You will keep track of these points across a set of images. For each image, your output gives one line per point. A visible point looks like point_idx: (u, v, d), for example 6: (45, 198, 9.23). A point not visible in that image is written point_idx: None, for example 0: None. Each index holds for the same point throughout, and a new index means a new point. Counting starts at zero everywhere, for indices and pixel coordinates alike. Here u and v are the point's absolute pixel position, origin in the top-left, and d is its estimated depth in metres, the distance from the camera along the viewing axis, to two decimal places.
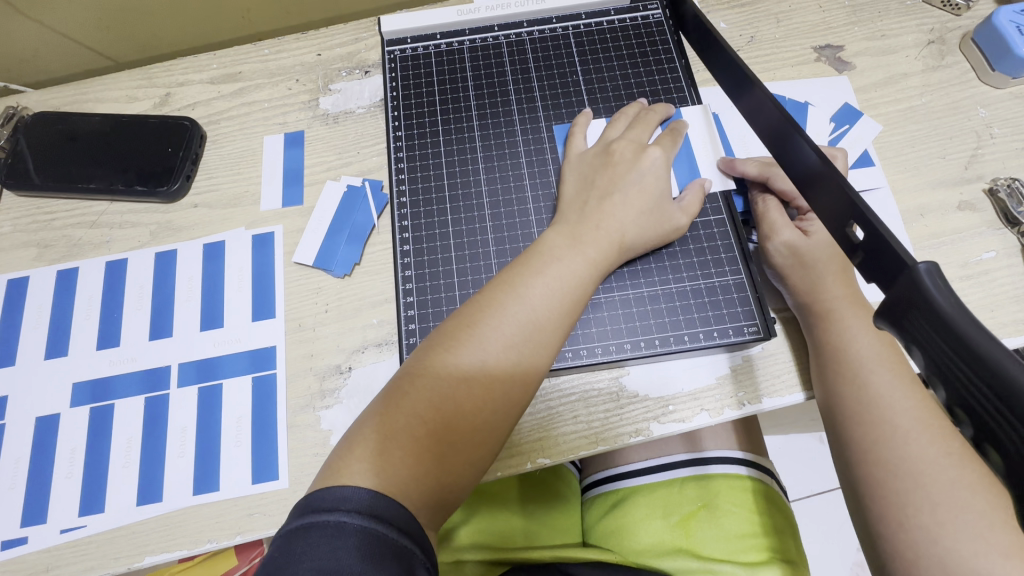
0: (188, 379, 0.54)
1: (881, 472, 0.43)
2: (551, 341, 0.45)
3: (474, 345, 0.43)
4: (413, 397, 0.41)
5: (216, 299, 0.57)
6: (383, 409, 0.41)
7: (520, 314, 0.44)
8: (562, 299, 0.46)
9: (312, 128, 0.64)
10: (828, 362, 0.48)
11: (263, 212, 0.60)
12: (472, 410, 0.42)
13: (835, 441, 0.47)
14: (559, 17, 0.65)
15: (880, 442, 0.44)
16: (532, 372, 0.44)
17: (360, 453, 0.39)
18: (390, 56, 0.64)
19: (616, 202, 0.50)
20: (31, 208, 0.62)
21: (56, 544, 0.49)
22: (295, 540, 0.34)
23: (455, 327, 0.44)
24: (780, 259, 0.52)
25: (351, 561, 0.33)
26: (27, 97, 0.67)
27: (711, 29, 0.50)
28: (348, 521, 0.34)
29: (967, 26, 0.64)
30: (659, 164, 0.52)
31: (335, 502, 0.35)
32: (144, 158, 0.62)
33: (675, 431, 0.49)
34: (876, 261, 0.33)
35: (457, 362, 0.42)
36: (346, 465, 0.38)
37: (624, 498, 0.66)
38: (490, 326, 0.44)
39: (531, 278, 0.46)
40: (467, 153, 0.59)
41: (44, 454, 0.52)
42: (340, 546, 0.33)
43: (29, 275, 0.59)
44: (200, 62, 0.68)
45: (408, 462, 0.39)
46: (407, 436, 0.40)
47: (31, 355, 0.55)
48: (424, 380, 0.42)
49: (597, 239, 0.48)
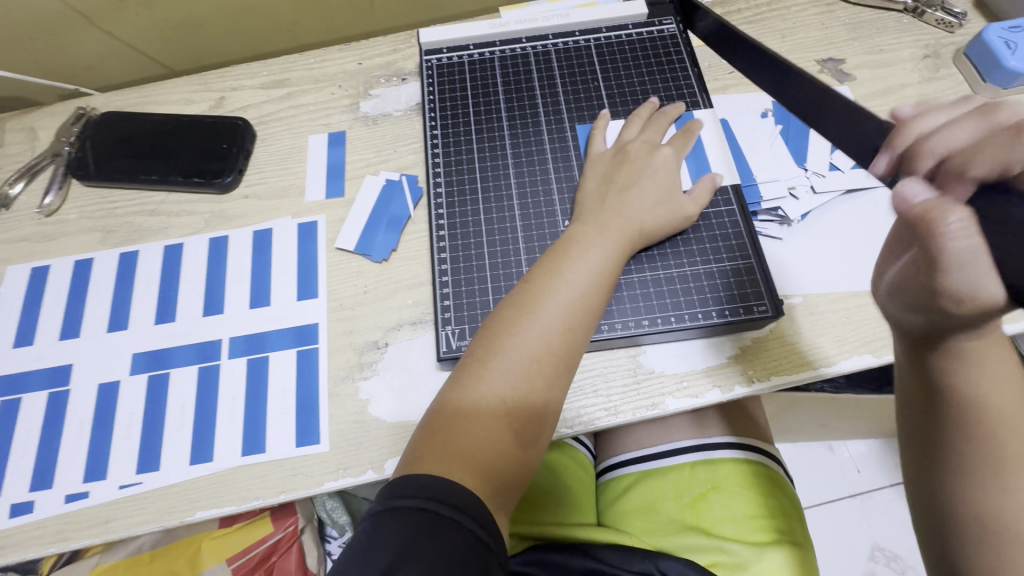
0: (237, 352, 0.58)
1: (1002, 543, 0.39)
2: (595, 317, 0.50)
3: (530, 327, 0.47)
4: (482, 383, 0.45)
5: (265, 281, 0.62)
6: (458, 395, 0.46)
7: (569, 295, 0.49)
8: (602, 283, 0.50)
9: (353, 129, 0.69)
10: (955, 400, 0.41)
11: (308, 204, 0.65)
12: (537, 384, 0.46)
13: (926, 483, 0.43)
14: (582, 30, 0.71)
15: (992, 503, 0.40)
16: (579, 347, 0.49)
17: (442, 442, 0.43)
18: (428, 63, 0.70)
19: (634, 195, 0.55)
20: (95, 197, 0.68)
21: (115, 499, 0.53)
22: (379, 524, 0.38)
23: (509, 315, 0.48)
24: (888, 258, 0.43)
25: (431, 545, 0.36)
26: (95, 99, 0.74)
27: (730, 27, 0.57)
28: (427, 509, 0.38)
29: (960, 42, 0.69)
30: (671, 162, 0.58)
31: (415, 489, 0.39)
32: (201, 154, 0.68)
33: (688, 405, 0.53)
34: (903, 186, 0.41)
35: (519, 344, 0.46)
36: (429, 452, 0.43)
37: (637, 481, 0.69)
38: (543, 308, 0.48)
39: (572, 261, 0.50)
40: (498, 150, 0.65)
41: (105, 418, 0.56)
42: (408, 527, 0.37)
43: (94, 257, 0.64)
44: (252, 69, 0.75)
45: (490, 441, 0.44)
46: (482, 419, 0.44)
47: (96, 328, 0.60)
48: (490, 366, 0.46)
49: (621, 226, 0.53)
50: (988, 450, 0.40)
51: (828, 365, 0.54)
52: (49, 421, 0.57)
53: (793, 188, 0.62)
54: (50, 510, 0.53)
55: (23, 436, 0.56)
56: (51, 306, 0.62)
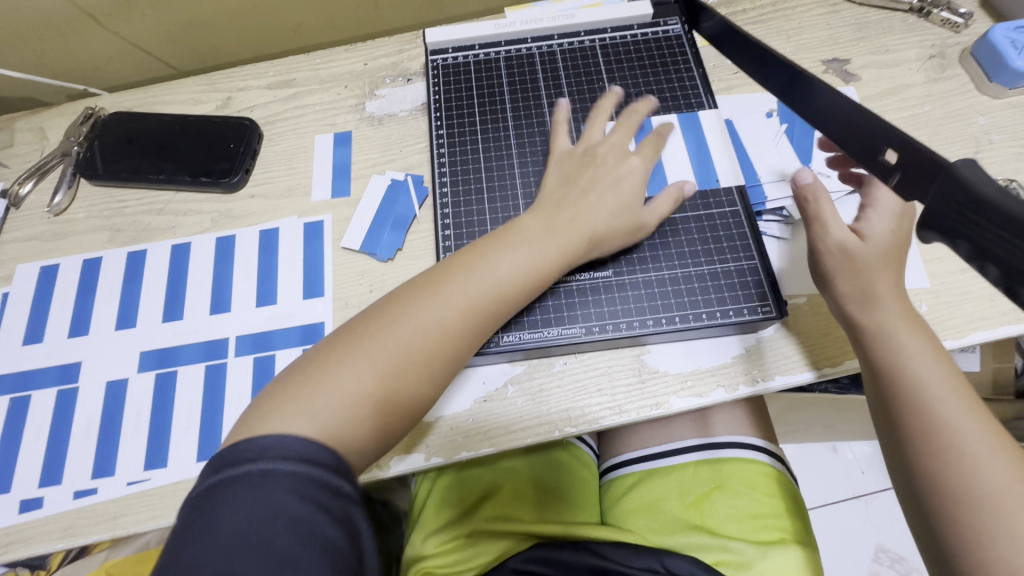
0: (244, 349, 0.59)
1: (959, 501, 0.42)
2: (505, 306, 0.50)
3: (433, 306, 0.47)
4: (369, 346, 0.45)
5: (271, 280, 0.62)
6: (337, 357, 0.45)
7: (484, 285, 0.49)
8: (525, 272, 0.50)
9: (359, 129, 0.70)
10: (886, 380, 0.48)
11: (314, 203, 0.66)
12: (420, 368, 0.46)
13: (892, 461, 0.48)
14: (587, 30, 0.72)
15: (945, 467, 0.43)
16: (477, 334, 0.49)
17: (308, 390, 0.43)
18: (433, 63, 0.71)
19: (592, 201, 0.55)
20: (104, 196, 0.68)
21: (124, 495, 0.53)
22: (221, 492, 0.37)
23: (422, 286, 0.49)
24: (833, 259, 0.52)
25: (286, 499, 0.36)
26: (104, 99, 0.75)
27: (751, 39, 0.54)
28: (274, 468, 0.37)
29: (966, 42, 0.69)
30: (637, 172, 0.57)
31: (263, 450, 0.38)
32: (208, 154, 0.68)
33: (693, 405, 0.53)
34: (909, 180, 0.39)
35: (414, 321, 0.46)
36: (293, 399, 0.42)
37: (640, 481, 0.70)
38: (451, 292, 0.48)
39: (502, 252, 0.51)
40: (503, 149, 0.65)
41: (113, 415, 0.57)
42: (286, 490, 0.37)
43: (103, 255, 0.65)
44: (259, 70, 0.76)
45: (354, 409, 0.43)
46: (359, 380, 0.44)
47: (104, 326, 0.61)
48: (377, 336, 0.45)
49: (570, 231, 0.53)
50: (921, 420, 0.45)
51: (835, 365, 0.54)
52: (58, 418, 0.57)
53: None
54: (60, 506, 0.53)
55: (32, 432, 0.57)
56: (60, 304, 0.63)
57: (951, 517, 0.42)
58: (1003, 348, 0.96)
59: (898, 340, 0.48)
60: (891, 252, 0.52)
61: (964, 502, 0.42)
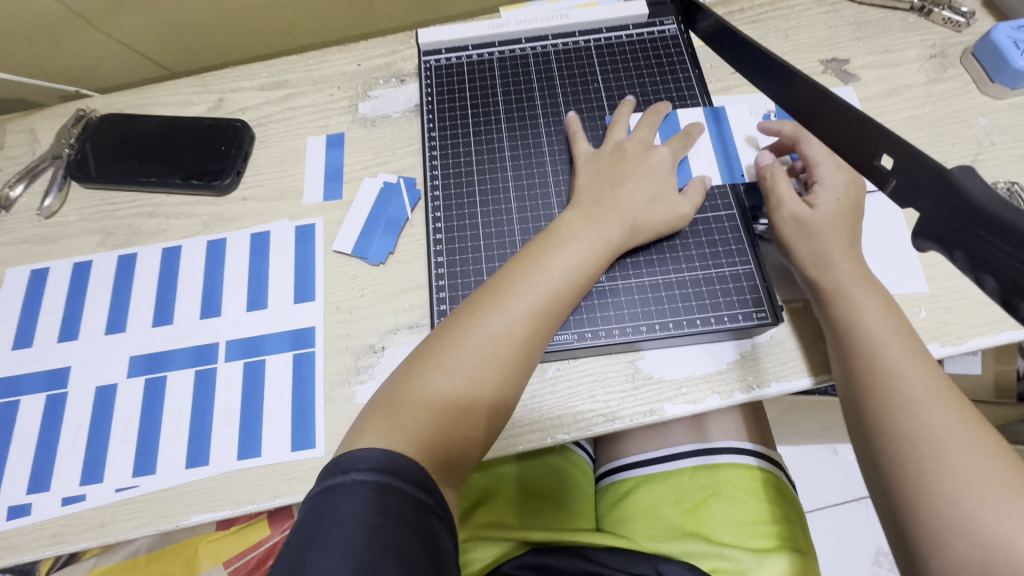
0: (234, 355, 0.58)
1: (900, 440, 0.44)
2: (560, 311, 0.49)
3: (499, 313, 0.47)
4: (438, 358, 0.45)
5: (262, 284, 0.62)
6: (415, 371, 0.45)
7: (547, 290, 0.48)
8: (577, 277, 0.50)
9: (352, 131, 0.69)
10: (840, 335, 0.49)
11: (305, 206, 0.65)
12: (495, 375, 0.45)
13: (847, 411, 0.49)
14: (582, 31, 0.71)
15: (893, 410, 0.45)
16: (540, 339, 0.48)
17: (390, 408, 0.43)
18: (426, 65, 0.70)
19: (628, 190, 0.54)
20: (95, 199, 0.68)
21: (112, 502, 0.53)
22: (319, 502, 0.37)
23: (484, 295, 0.48)
24: (786, 230, 0.54)
25: (375, 512, 0.36)
26: (96, 101, 0.74)
27: (741, 34, 0.54)
28: (365, 479, 0.37)
29: (967, 41, 0.68)
30: (667, 161, 0.57)
31: (352, 462, 0.38)
32: (199, 156, 0.68)
33: (686, 412, 0.52)
34: (908, 189, 0.37)
35: (483, 330, 0.46)
36: (378, 417, 0.43)
37: (636, 486, 0.69)
38: (515, 298, 0.47)
39: (552, 254, 0.50)
40: (495, 152, 0.64)
41: (102, 420, 0.56)
42: (373, 501, 0.36)
43: (93, 259, 0.64)
44: (251, 70, 0.75)
45: (444, 423, 0.43)
46: (435, 392, 0.44)
47: (94, 330, 0.61)
48: (450, 348, 0.45)
49: (613, 221, 0.53)
50: (871, 379, 0.47)
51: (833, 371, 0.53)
52: (48, 423, 0.57)
53: None
54: (48, 513, 0.53)
55: (21, 437, 0.56)
56: (50, 308, 0.62)
57: (894, 456, 0.44)
58: (1005, 350, 0.95)
59: (852, 294, 0.50)
60: (843, 218, 0.53)
61: (906, 442, 0.43)
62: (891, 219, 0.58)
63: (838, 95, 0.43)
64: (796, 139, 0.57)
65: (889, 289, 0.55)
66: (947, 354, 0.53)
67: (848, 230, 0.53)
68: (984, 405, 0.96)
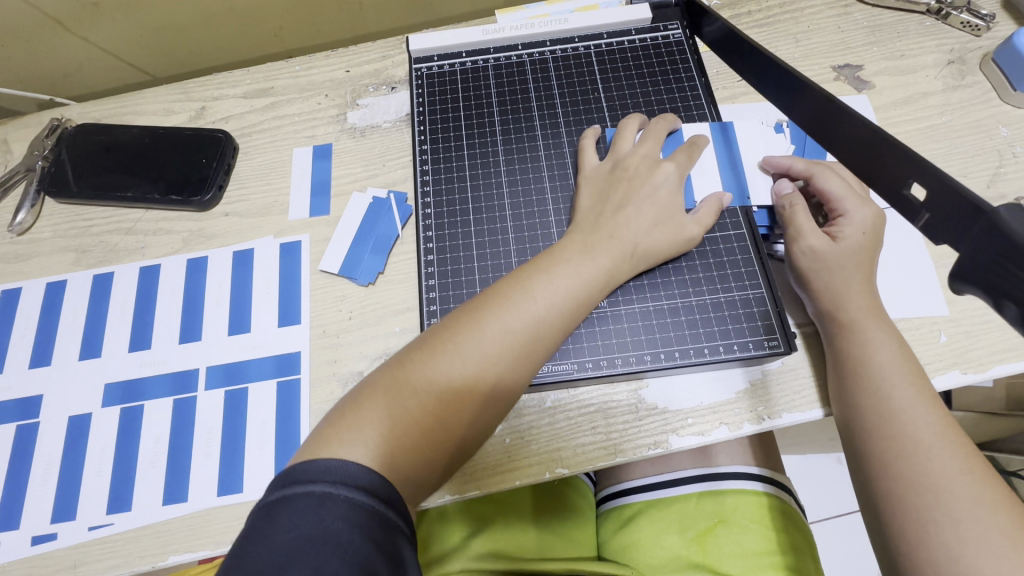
0: (214, 382, 0.55)
1: (902, 484, 0.42)
2: (550, 338, 0.46)
3: (480, 333, 0.43)
4: (411, 376, 0.42)
5: (244, 305, 0.58)
6: (378, 384, 0.42)
7: (530, 312, 0.45)
8: (568, 300, 0.46)
9: (340, 141, 0.66)
10: (849, 371, 0.47)
11: (291, 222, 0.62)
12: (466, 402, 0.42)
13: (848, 448, 0.47)
14: (582, 36, 0.67)
15: (899, 456, 0.43)
16: (523, 369, 0.44)
17: (352, 421, 0.39)
18: (418, 72, 0.66)
19: (629, 214, 0.51)
20: (70, 214, 0.64)
21: (84, 541, 0.50)
22: (276, 512, 0.33)
23: (466, 313, 0.45)
24: (805, 262, 0.51)
25: (343, 530, 0.33)
26: (71, 109, 0.71)
27: (743, 36, 0.51)
28: (332, 492, 0.34)
29: (987, 46, 0.65)
30: (672, 179, 0.54)
31: (319, 473, 0.35)
32: (179, 169, 0.64)
33: (693, 444, 0.49)
34: (940, 223, 0.35)
35: (457, 350, 0.43)
36: (337, 430, 0.39)
37: (638, 513, 0.66)
38: (495, 318, 0.44)
39: (539, 276, 0.47)
40: (490, 165, 0.61)
41: (75, 453, 0.53)
42: (339, 517, 0.33)
43: (67, 278, 0.61)
44: (235, 77, 0.71)
45: (406, 446, 0.39)
46: (405, 414, 0.40)
47: (67, 356, 0.57)
48: (421, 367, 0.42)
49: (611, 248, 0.49)
50: (882, 422, 0.44)
51: None
52: (18, 456, 0.54)
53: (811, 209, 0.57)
54: (17, 553, 0.50)
55: None
56: (22, 330, 0.59)
57: (895, 500, 0.42)
58: None
59: (863, 330, 0.47)
60: (865, 255, 0.50)
61: (909, 489, 0.41)
62: (908, 237, 0.55)
63: (856, 111, 0.41)
64: (809, 174, 0.54)
65: (907, 313, 0.52)
66: (968, 382, 0.50)
67: (868, 268, 0.50)
68: (995, 417, 0.92)
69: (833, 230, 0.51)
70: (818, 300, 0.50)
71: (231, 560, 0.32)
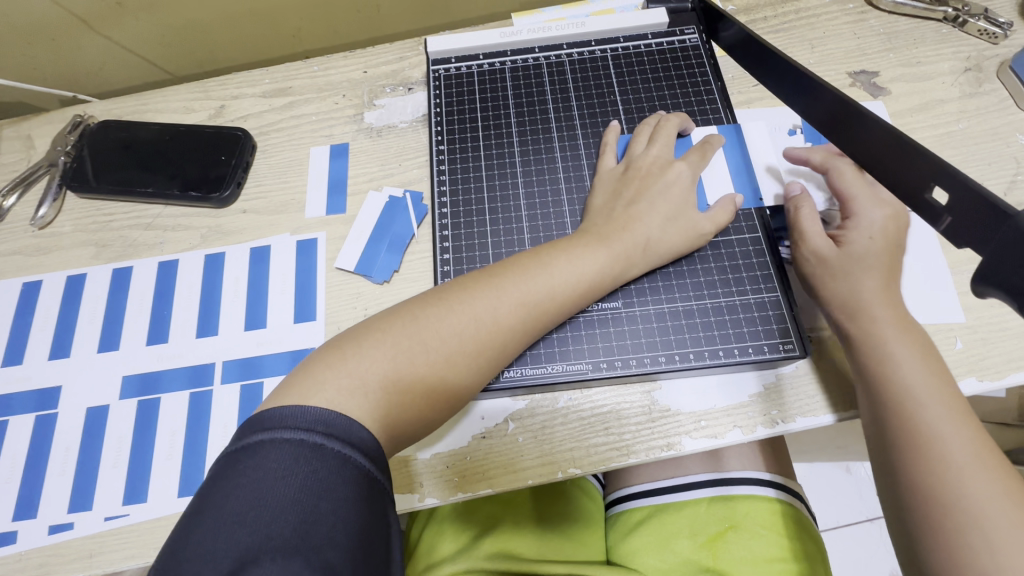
0: (230, 376, 0.56)
1: (938, 501, 0.42)
2: (557, 311, 0.48)
3: (491, 297, 0.46)
4: (422, 328, 0.44)
5: (260, 300, 0.59)
6: (385, 326, 0.44)
7: (543, 284, 0.47)
8: (579, 281, 0.48)
9: (357, 141, 0.66)
10: (875, 386, 0.46)
11: (307, 219, 0.63)
12: (470, 363, 0.44)
13: (879, 461, 0.46)
14: (598, 40, 0.68)
15: (935, 472, 0.42)
16: (522, 335, 0.47)
17: (348, 360, 0.41)
18: (435, 74, 0.67)
19: (642, 210, 0.52)
20: (90, 209, 0.65)
21: (100, 531, 0.50)
22: (269, 456, 0.34)
23: (481, 278, 0.47)
24: (813, 267, 0.51)
25: (336, 484, 0.34)
26: (93, 106, 0.72)
27: (760, 39, 0.52)
28: (326, 445, 0.35)
29: (1005, 54, 0.65)
30: (685, 178, 0.55)
31: (312, 421, 0.36)
32: (198, 167, 0.65)
33: (706, 446, 0.49)
34: (965, 225, 0.35)
35: (470, 308, 0.45)
36: (334, 365, 0.41)
37: (650, 516, 0.66)
38: (510, 287, 0.46)
39: (559, 256, 0.49)
40: (507, 167, 0.61)
41: (93, 443, 0.54)
42: (330, 470, 0.34)
43: (87, 272, 0.62)
44: (254, 77, 0.72)
45: (398, 394, 0.41)
46: (407, 362, 0.42)
47: (86, 348, 0.58)
48: (431, 319, 0.44)
49: (623, 240, 0.51)
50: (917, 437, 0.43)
51: None
52: (37, 445, 0.54)
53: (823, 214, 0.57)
54: (33, 542, 0.50)
55: (8, 460, 0.54)
56: (42, 321, 0.60)
57: (931, 517, 0.42)
58: None
59: (885, 340, 0.47)
60: (882, 259, 0.50)
61: (947, 507, 0.41)
62: (923, 245, 0.55)
63: (876, 115, 0.41)
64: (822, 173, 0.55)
65: (922, 320, 0.52)
66: (984, 390, 0.50)
67: (885, 274, 0.49)
68: (1007, 428, 0.91)
69: (840, 234, 0.52)
70: (837, 305, 0.50)
71: (217, 497, 0.33)
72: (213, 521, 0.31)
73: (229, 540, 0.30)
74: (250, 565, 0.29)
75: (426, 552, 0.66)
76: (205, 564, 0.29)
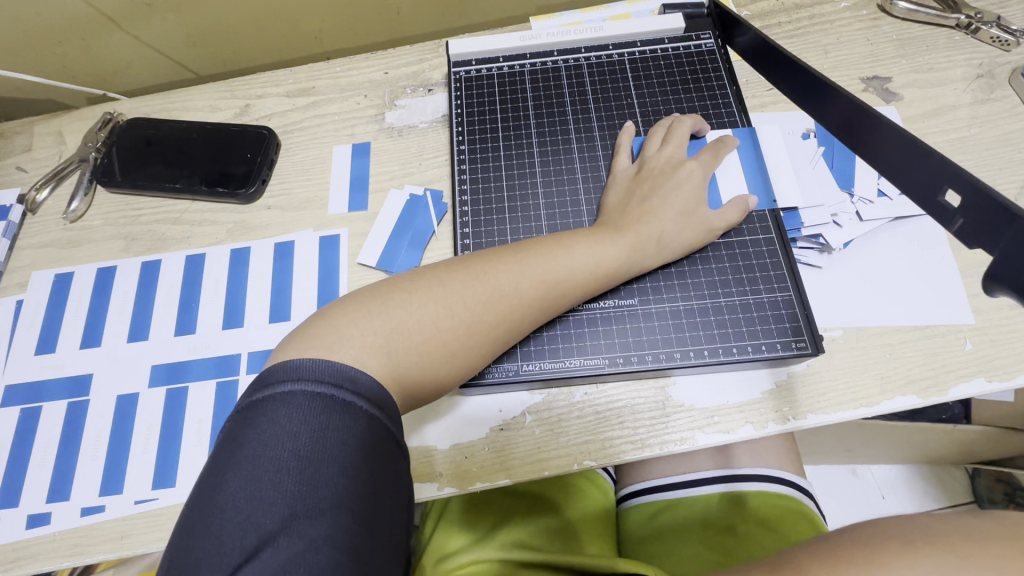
0: (256, 367, 0.57)
1: None
2: (572, 296, 0.50)
3: (515, 271, 0.48)
4: (447, 295, 0.45)
5: (284, 294, 0.61)
6: (411, 289, 0.46)
7: (564, 264, 0.49)
8: (596, 267, 0.50)
9: (378, 140, 0.68)
10: None
11: (330, 216, 0.64)
12: (490, 336, 0.46)
13: None
14: (616, 44, 0.69)
15: None
16: (539, 314, 0.49)
17: (372, 319, 0.43)
18: (456, 75, 0.69)
19: (656, 205, 0.54)
20: (120, 204, 0.67)
21: (131, 514, 0.52)
22: (304, 411, 0.35)
23: (504, 252, 0.49)
24: None
25: (366, 442, 0.35)
26: (122, 103, 0.74)
27: (773, 43, 0.54)
28: (356, 403, 0.37)
29: (1017, 61, 0.65)
30: (697, 176, 0.56)
31: (341, 378, 0.37)
32: (224, 164, 0.67)
33: (719, 441, 0.50)
34: (976, 225, 0.36)
35: (493, 280, 0.47)
36: (359, 322, 0.43)
37: (663, 509, 0.67)
38: (531, 263, 0.48)
39: (580, 241, 0.51)
40: (526, 166, 0.63)
41: (124, 429, 0.56)
42: (361, 428, 0.36)
43: (117, 264, 0.64)
44: (279, 77, 0.74)
45: (414, 360, 0.43)
46: (429, 327, 0.44)
47: (116, 337, 0.60)
48: (455, 285, 0.46)
49: (638, 230, 0.52)
50: None
51: (871, 405, 0.51)
52: (70, 430, 0.56)
53: (837, 215, 0.58)
54: (67, 523, 0.52)
55: (42, 445, 0.56)
56: (74, 312, 0.62)
57: None
58: None
59: None
60: None
61: None
62: (933, 249, 0.56)
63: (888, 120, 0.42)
64: None
65: (932, 321, 0.53)
66: (995, 391, 0.51)
67: None
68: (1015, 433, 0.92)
69: None
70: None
71: (255, 447, 0.34)
72: (255, 470, 0.33)
73: (274, 489, 0.32)
74: (298, 517, 0.32)
75: (443, 536, 0.67)
76: (256, 514, 0.32)
